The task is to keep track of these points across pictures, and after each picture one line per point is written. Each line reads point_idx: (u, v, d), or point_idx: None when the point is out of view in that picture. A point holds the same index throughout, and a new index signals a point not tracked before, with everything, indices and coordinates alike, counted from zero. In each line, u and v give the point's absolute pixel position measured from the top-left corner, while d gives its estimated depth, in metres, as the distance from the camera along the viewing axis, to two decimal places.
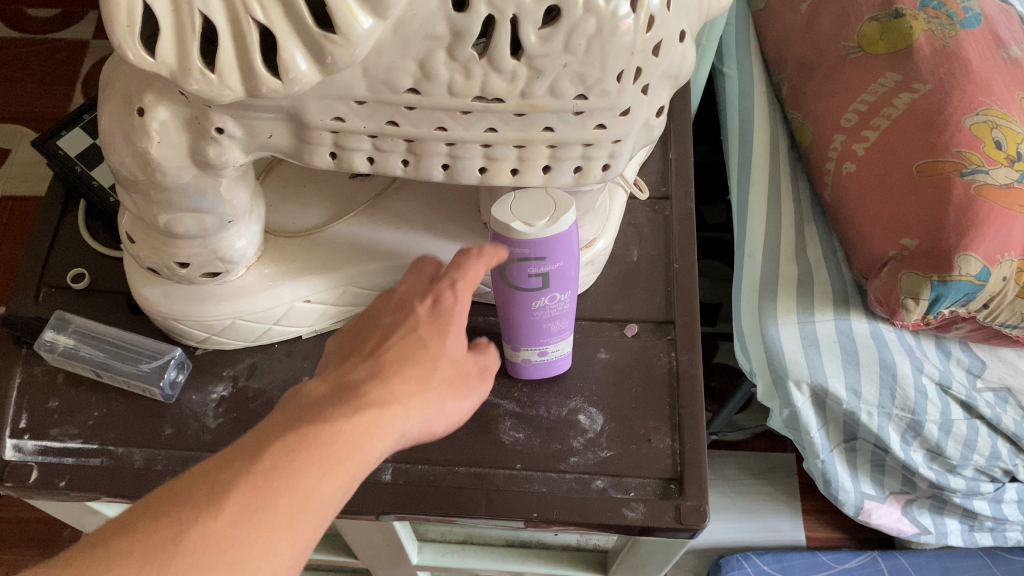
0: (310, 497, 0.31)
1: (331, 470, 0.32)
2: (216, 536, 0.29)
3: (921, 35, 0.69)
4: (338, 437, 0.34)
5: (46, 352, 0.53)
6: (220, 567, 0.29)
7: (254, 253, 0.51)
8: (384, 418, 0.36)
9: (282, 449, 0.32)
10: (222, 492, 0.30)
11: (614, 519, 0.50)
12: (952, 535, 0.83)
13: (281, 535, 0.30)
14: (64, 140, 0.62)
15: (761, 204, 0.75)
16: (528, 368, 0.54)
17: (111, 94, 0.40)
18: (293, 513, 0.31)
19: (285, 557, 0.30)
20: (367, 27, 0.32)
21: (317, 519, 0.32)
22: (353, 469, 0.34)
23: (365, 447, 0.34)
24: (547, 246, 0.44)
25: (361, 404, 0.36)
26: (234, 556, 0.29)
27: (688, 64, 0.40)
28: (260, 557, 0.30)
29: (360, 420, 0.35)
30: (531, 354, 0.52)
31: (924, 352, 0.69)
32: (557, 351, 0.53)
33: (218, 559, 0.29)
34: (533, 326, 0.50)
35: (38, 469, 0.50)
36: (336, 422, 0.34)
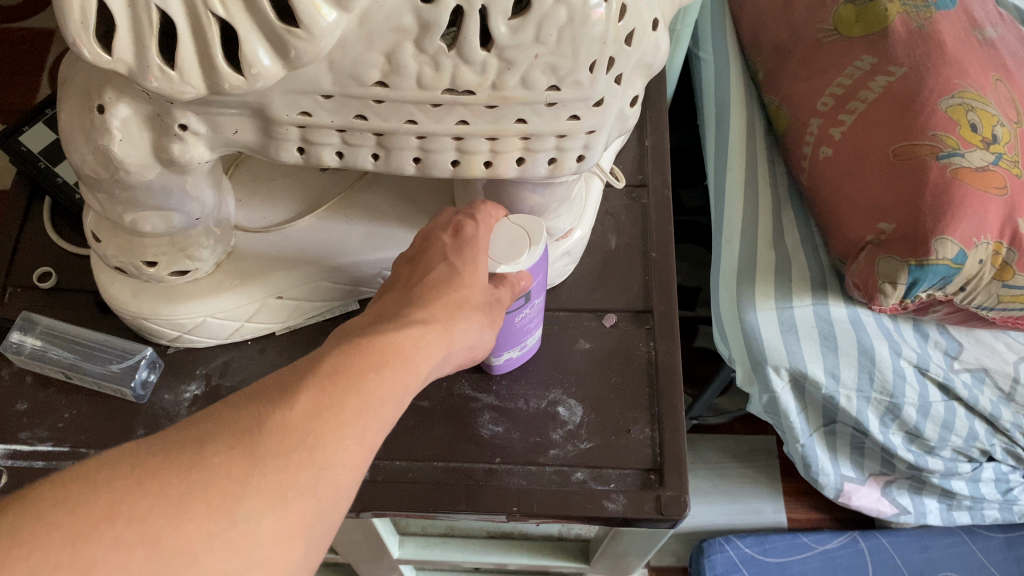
0: (372, 399, 0.32)
1: (386, 375, 0.34)
2: (295, 421, 0.30)
3: (896, 17, 0.69)
4: (388, 347, 0.35)
5: (13, 354, 0.52)
6: (305, 451, 0.29)
7: (224, 248, 0.51)
8: (429, 338, 0.37)
9: (339, 357, 0.33)
10: (296, 387, 0.31)
11: (594, 511, 0.49)
12: (930, 514, 0.84)
13: (351, 426, 0.31)
14: (26, 137, 0.60)
15: (738, 190, 0.75)
16: (505, 364, 0.54)
17: (70, 91, 0.39)
18: (359, 409, 0.32)
19: (358, 450, 0.31)
20: (331, 20, 0.31)
21: (379, 423, 0.33)
22: (408, 382, 0.35)
23: (415, 364, 0.36)
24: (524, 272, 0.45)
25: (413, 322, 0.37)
26: (315, 440, 0.29)
27: (661, 53, 0.39)
28: (337, 444, 0.30)
29: (410, 337, 0.36)
30: (512, 353, 0.52)
31: (902, 336, 0.70)
32: (532, 340, 0.53)
33: (300, 439, 0.29)
34: (512, 334, 0.50)
35: (8, 473, 0.49)
36: (390, 337, 0.35)
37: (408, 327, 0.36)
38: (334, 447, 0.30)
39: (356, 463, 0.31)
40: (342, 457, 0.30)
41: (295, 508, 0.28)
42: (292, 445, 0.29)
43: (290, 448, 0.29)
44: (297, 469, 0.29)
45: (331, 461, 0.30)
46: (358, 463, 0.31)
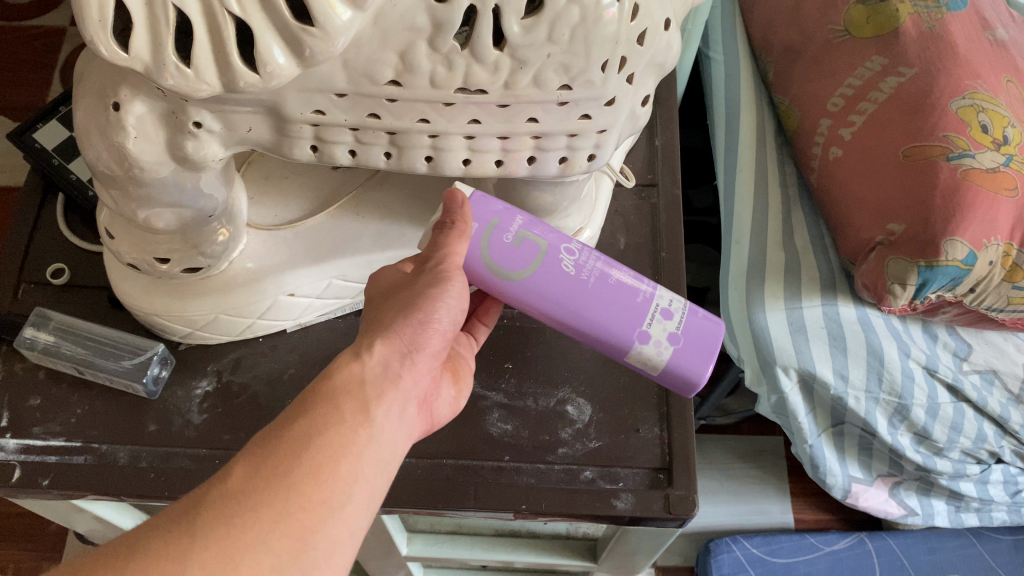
0: (307, 440, 0.34)
1: (330, 420, 0.35)
2: (231, 488, 0.32)
3: (907, 18, 0.69)
4: (332, 395, 0.36)
5: (26, 349, 0.53)
6: (243, 515, 0.31)
7: (237, 246, 0.51)
8: (365, 366, 0.38)
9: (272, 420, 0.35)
10: (234, 458, 0.33)
11: (603, 510, 0.50)
12: (938, 516, 0.84)
13: (292, 472, 0.33)
14: (40, 133, 0.61)
15: (748, 190, 0.75)
16: (689, 354, 0.46)
17: (86, 89, 0.39)
18: (294, 452, 0.33)
19: (309, 492, 0.33)
20: (346, 19, 0.32)
21: (330, 457, 0.34)
22: (356, 411, 0.36)
23: (361, 392, 0.37)
24: (481, 208, 0.46)
25: (356, 359, 0.39)
26: (251, 499, 0.31)
27: (673, 53, 0.39)
28: (281, 496, 0.32)
29: (346, 373, 0.38)
30: (663, 325, 0.46)
31: (911, 336, 0.70)
32: (676, 304, 0.47)
33: (236, 502, 0.31)
34: (611, 298, 0.46)
35: (21, 467, 0.49)
36: (323, 385, 0.37)
37: (358, 368, 0.38)
38: (276, 499, 0.32)
39: (312, 504, 0.32)
40: (288, 509, 0.32)
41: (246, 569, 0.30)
42: (231, 512, 0.31)
43: (228, 514, 0.31)
44: (238, 531, 0.31)
45: (278, 513, 0.32)
46: (317, 502, 0.33)
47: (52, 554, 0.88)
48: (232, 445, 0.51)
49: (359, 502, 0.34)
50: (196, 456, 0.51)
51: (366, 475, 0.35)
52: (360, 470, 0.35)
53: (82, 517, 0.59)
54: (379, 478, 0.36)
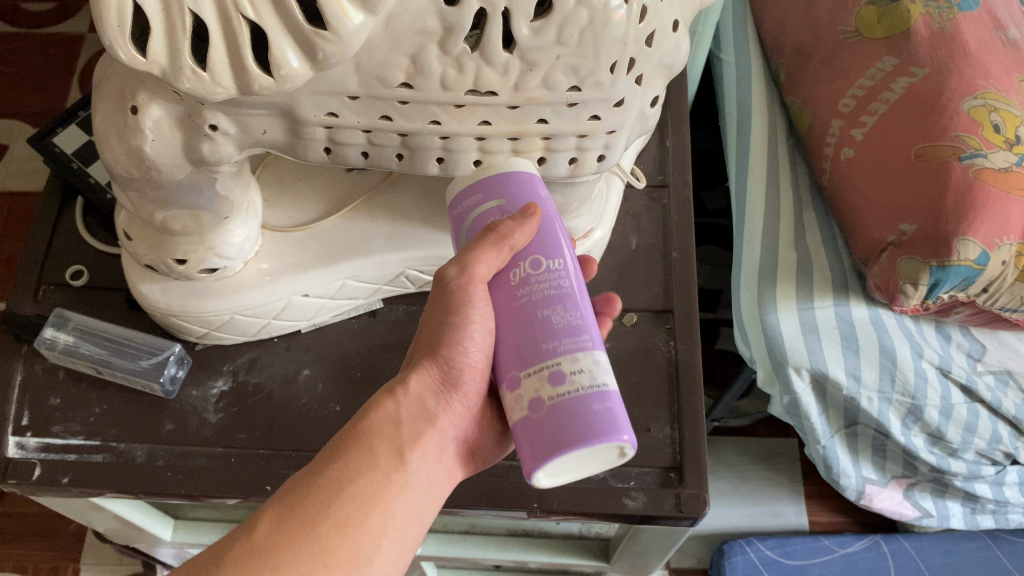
0: (337, 491, 0.36)
1: (362, 469, 0.37)
2: (256, 544, 0.34)
3: (919, 18, 0.69)
4: (370, 437, 0.39)
5: (46, 349, 0.54)
6: (269, 568, 0.34)
7: (252, 247, 0.52)
8: (399, 403, 0.40)
9: (305, 464, 0.37)
10: (267, 503, 0.36)
11: (614, 508, 0.50)
12: (953, 518, 0.84)
13: (318, 527, 0.35)
14: (59, 137, 0.62)
15: (759, 191, 0.75)
16: (539, 435, 0.38)
17: (105, 93, 0.40)
18: (322, 506, 0.36)
19: (335, 549, 0.35)
20: (358, 23, 0.32)
21: (359, 511, 0.36)
22: (391, 457, 0.38)
23: (397, 435, 0.39)
24: (495, 185, 0.42)
25: (395, 393, 0.40)
26: (274, 559, 0.34)
27: (681, 54, 0.40)
28: (306, 550, 0.34)
29: (383, 414, 0.40)
30: (539, 386, 0.39)
31: (924, 337, 0.69)
32: (578, 378, 0.38)
33: (260, 562, 0.34)
34: (529, 326, 0.40)
35: (42, 465, 0.51)
36: (358, 426, 0.39)
37: (394, 405, 0.40)
38: (300, 558, 0.34)
39: (337, 559, 0.35)
40: (313, 563, 0.34)
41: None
42: (253, 571, 0.33)
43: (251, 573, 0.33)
44: None
45: (301, 573, 0.34)
46: (342, 557, 0.35)
47: (73, 553, 0.90)
48: (248, 444, 0.52)
49: (385, 555, 0.37)
50: (212, 454, 0.52)
51: (395, 522, 0.38)
52: (389, 519, 0.37)
53: (101, 515, 0.60)
54: (409, 523, 0.39)
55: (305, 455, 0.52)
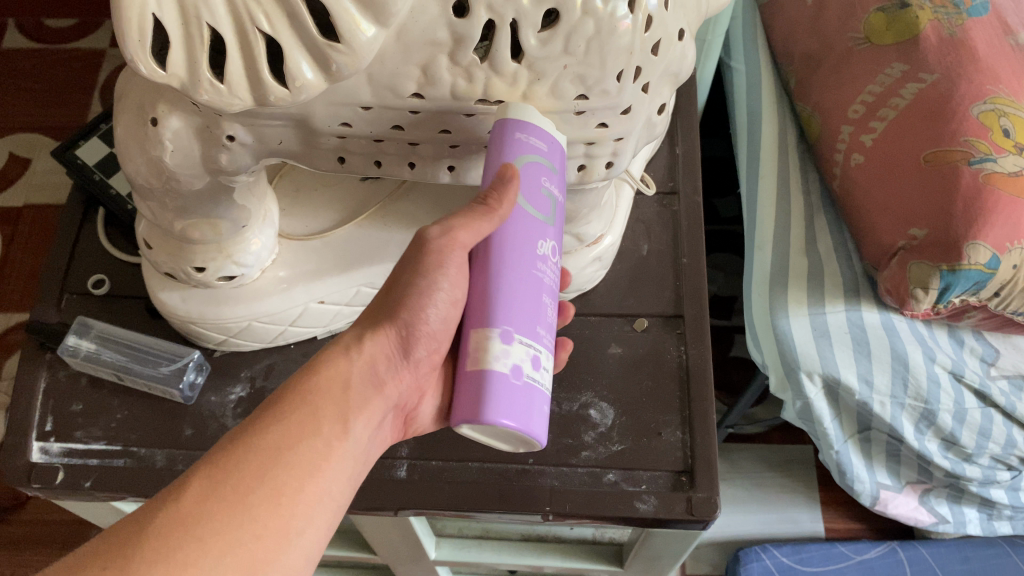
0: (276, 458, 0.37)
1: (300, 441, 0.39)
2: (185, 511, 0.35)
3: (927, 24, 0.69)
4: (313, 407, 0.40)
5: (69, 356, 0.55)
6: (195, 538, 0.34)
7: (269, 256, 0.53)
8: (352, 364, 0.42)
9: (245, 426, 0.39)
10: (196, 470, 0.36)
11: (626, 512, 0.51)
12: (970, 524, 0.83)
13: (252, 496, 0.36)
14: (82, 150, 0.63)
15: (770, 197, 0.76)
16: (514, 400, 0.39)
17: (127, 105, 0.41)
18: (258, 475, 0.37)
19: (267, 519, 0.36)
20: (370, 35, 0.33)
21: (295, 480, 0.38)
22: (333, 424, 0.40)
23: (344, 402, 0.41)
24: (556, 156, 0.41)
25: (351, 353, 0.43)
26: (202, 528, 0.35)
27: (687, 62, 0.40)
28: (236, 523, 0.35)
29: (334, 375, 0.42)
30: (524, 359, 0.40)
31: (936, 342, 0.69)
32: (546, 376, 0.41)
33: (187, 531, 0.34)
34: (533, 302, 0.41)
35: (65, 470, 0.52)
36: (307, 387, 0.41)
37: (338, 373, 0.42)
38: (231, 527, 0.35)
39: (267, 532, 0.36)
40: (240, 536, 0.35)
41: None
42: (180, 540, 0.34)
43: (177, 545, 0.34)
44: (188, 563, 0.34)
45: (230, 543, 0.35)
46: (273, 528, 0.36)
47: None
48: None
49: (319, 525, 0.38)
50: None
51: (330, 492, 0.39)
52: (325, 489, 0.39)
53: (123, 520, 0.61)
54: (343, 492, 0.40)
55: None
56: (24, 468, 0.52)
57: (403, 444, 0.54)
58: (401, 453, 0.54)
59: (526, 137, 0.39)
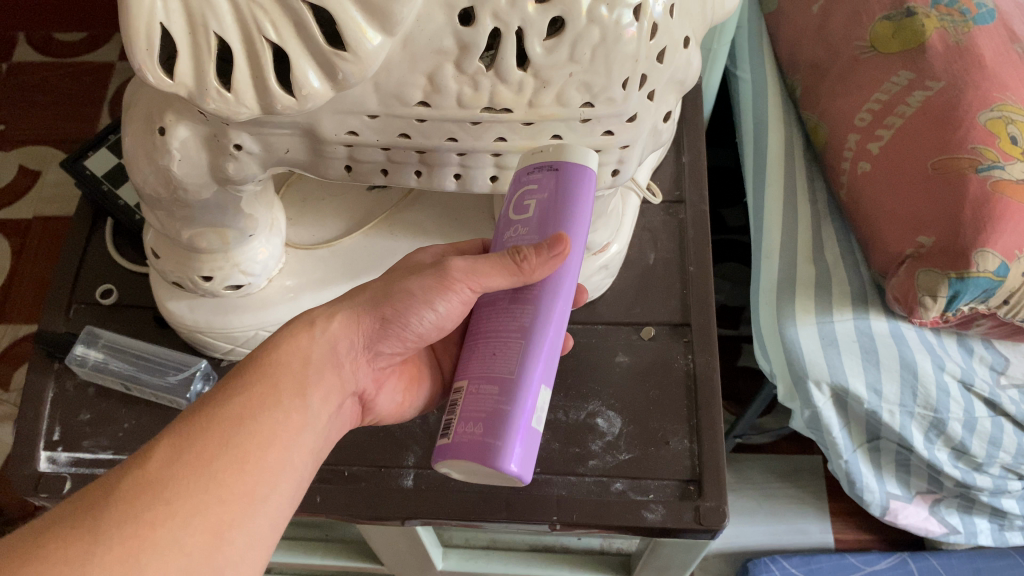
0: (237, 426, 0.37)
1: (259, 409, 0.39)
2: (149, 476, 0.35)
3: (933, 33, 0.69)
4: (272, 379, 0.40)
5: (77, 365, 0.55)
6: (158, 502, 0.34)
7: (276, 265, 0.53)
8: (313, 341, 0.42)
9: (203, 401, 0.39)
10: (157, 441, 0.36)
11: (634, 521, 0.50)
12: (982, 534, 0.83)
13: (215, 461, 0.36)
14: (91, 161, 0.64)
15: (776, 206, 0.76)
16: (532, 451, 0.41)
17: (135, 115, 0.42)
18: (221, 441, 0.37)
19: (231, 483, 0.36)
20: (377, 43, 0.33)
21: (257, 448, 0.38)
22: (293, 395, 0.40)
23: (302, 375, 0.41)
24: None
25: (313, 328, 0.43)
26: (167, 490, 0.34)
27: (693, 70, 0.40)
28: (200, 485, 0.35)
29: (295, 350, 0.42)
30: None
31: (945, 350, 0.69)
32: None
33: (151, 493, 0.34)
34: None
35: (71, 479, 0.52)
36: (265, 362, 0.41)
37: (296, 347, 0.42)
38: (196, 490, 0.35)
39: (233, 495, 0.36)
40: (206, 498, 0.35)
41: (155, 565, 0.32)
42: (145, 502, 0.34)
43: (141, 507, 0.33)
44: (151, 524, 0.33)
45: (195, 505, 0.34)
46: (239, 492, 0.36)
47: None
48: None
49: (283, 494, 0.38)
50: None
51: (292, 463, 0.39)
52: (287, 459, 0.39)
53: None
54: (305, 464, 0.40)
55: (329, 468, 0.54)
56: (32, 477, 0.52)
57: (409, 454, 0.54)
58: (408, 462, 0.54)
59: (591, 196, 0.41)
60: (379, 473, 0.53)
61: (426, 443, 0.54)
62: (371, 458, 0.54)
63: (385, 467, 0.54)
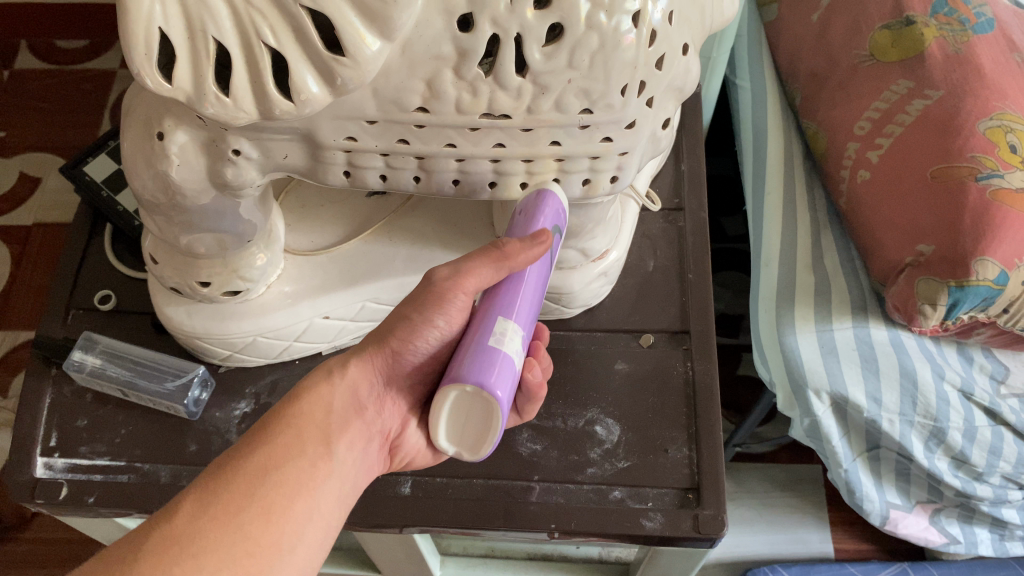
0: (262, 479, 0.38)
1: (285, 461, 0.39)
2: (177, 530, 0.35)
3: (932, 41, 0.69)
4: (298, 430, 0.41)
5: (75, 371, 0.55)
6: (186, 556, 0.35)
7: (274, 271, 0.53)
8: (333, 390, 0.43)
9: (231, 451, 0.39)
10: (185, 492, 0.37)
11: (633, 529, 0.50)
12: (982, 545, 0.82)
13: (241, 513, 0.37)
14: (90, 167, 0.64)
15: (776, 214, 0.76)
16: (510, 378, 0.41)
17: (134, 120, 0.42)
18: (247, 492, 0.37)
19: (258, 536, 0.37)
20: (375, 49, 0.33)
21: (284, 498, 0.38)
22: (316, 446, 0.41)
23: (324, 426, 0.42)
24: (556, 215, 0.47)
25: (332, 377, 0.44)
26: (196, 545, 0.35)
27: (691, 76, 0.40)
28: (226, 539, 0.36)
29: (316, 401, 0.43)
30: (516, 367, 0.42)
31: (945, 358, 0.69)
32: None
33: (181, 547, 0.35)
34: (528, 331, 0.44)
35: (68, 485, 0.52)
36: (288, 411, 0.42)
37: (319, 398, 0.43)
38: (223, 544, 0.36)
39: (258, 547, 0.36)
40: (232, 552, 0.36)
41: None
42: (174, 558, 0.34)
43: (171, 560, 0.34)
44: None
45: (224, 559, 0.35)
46: (264, 545, 0.37)
47: None
48: None
49: (309, 543, 0.39)
50: None
51: (319, 511, 0.40)
52: (315, 507, 0.39)
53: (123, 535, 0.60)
54: (333, 513, 0.41)
55: None
56: (29, 483, 0.52)
57: None
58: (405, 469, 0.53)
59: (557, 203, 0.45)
60: (376, 480, 0.53)
61: None
62: None
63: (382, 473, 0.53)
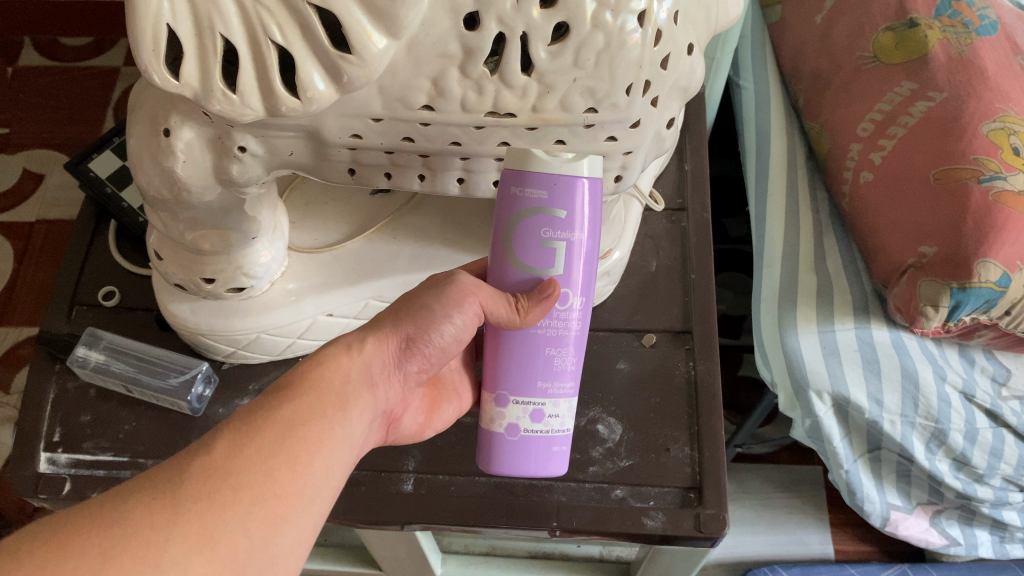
0: (290, 430, 0.38)
1: (312, 415, 0.39)
2: (214, 464, 0.35)
3: (935, 43, 0.69)
4: (322, 391, 0.40)
5: (78, 367, 0.55)
6: (224, 490, 0.34)
7: (278, 268, 0.53)
8: (351, 362, 0.43)
9: (257, 404, 0.39)
10: (214, 437, 0.36)
11: (634, 528, 0.50)
12: (982, 547, 0.82)
13: (272, 458, 0.36)
14: (95, 163, 0.64)
15: (779, 215, 0.76)
16: (515, 453, 0.49)
17: (140, 117, 0.42)
18: (276, 441, 0.37)
19: (286, 480, 0.36)
20: (382, 47, 0.33)
21: (309, 450, 0.38)
22: (336, 408, 0.40)
23: (343, 391, 0.41)
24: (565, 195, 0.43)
25: (352, 351, 0.43)
26: (233, 479, 0.35)
27: (696, 76, 0.41)
28: (259, 478, 0.35)
29: (335, 370, 0.42)
30: (522, 416, 0.48)
31: (947, 361, 0.69)
32: (552, 422, 0.48)
33: (219, 480, 0.34)
34: (534, 357, 0.47)
35: (71, 481, 0.52)
36: (308, 375, 0.41)
37: (339, 364, 0.42)
38: (257, 483, 0.35)
39: (287, 491, 0.36)
40: (265, 491, 0.35)
41: (223, 548, 0.33)
42: (213, 488, 0.34)
43: (210, 491, 0.34)
44: (220, 510, 0.33)
45: (257, 496, 0.35)
46: (291, 489, 0.36)
47: None
48: None
49: (328, 497, 0.38)
50: None
51: (336, 470, 0.39)
52: (334, 464, 0.39)
53: None
54: (345, 474, 0.40)
55: None
56: (32, 478, 0.52)
57: (410, 459, 0.54)
58: (408, 467, 0.54)
59: (522, 190, 0.43)
60: (378, 477, 0.53)
61: (426, 448, 0.54)
62: (370, 462, 0.54)
63: (384, 471, 0.53)
